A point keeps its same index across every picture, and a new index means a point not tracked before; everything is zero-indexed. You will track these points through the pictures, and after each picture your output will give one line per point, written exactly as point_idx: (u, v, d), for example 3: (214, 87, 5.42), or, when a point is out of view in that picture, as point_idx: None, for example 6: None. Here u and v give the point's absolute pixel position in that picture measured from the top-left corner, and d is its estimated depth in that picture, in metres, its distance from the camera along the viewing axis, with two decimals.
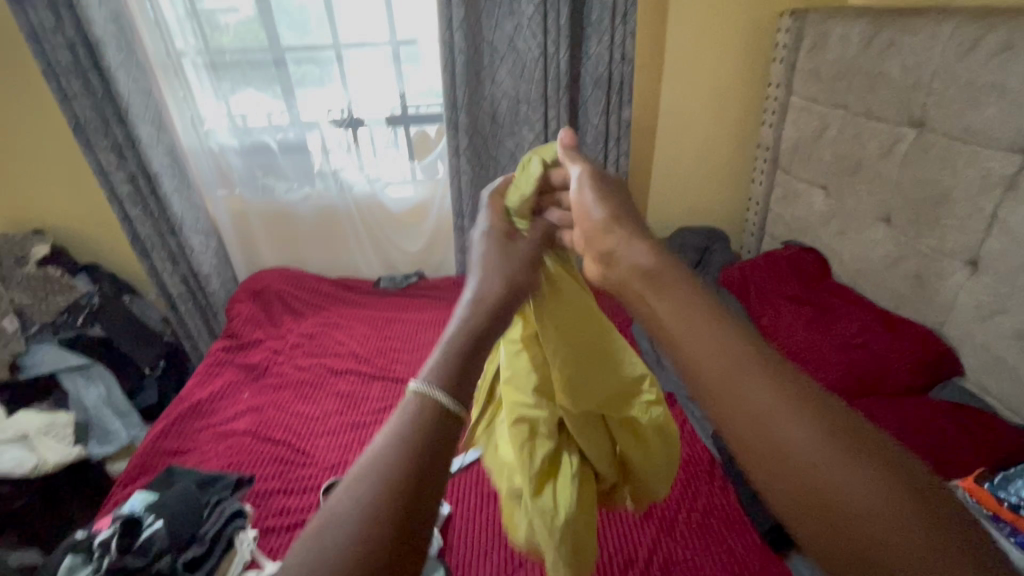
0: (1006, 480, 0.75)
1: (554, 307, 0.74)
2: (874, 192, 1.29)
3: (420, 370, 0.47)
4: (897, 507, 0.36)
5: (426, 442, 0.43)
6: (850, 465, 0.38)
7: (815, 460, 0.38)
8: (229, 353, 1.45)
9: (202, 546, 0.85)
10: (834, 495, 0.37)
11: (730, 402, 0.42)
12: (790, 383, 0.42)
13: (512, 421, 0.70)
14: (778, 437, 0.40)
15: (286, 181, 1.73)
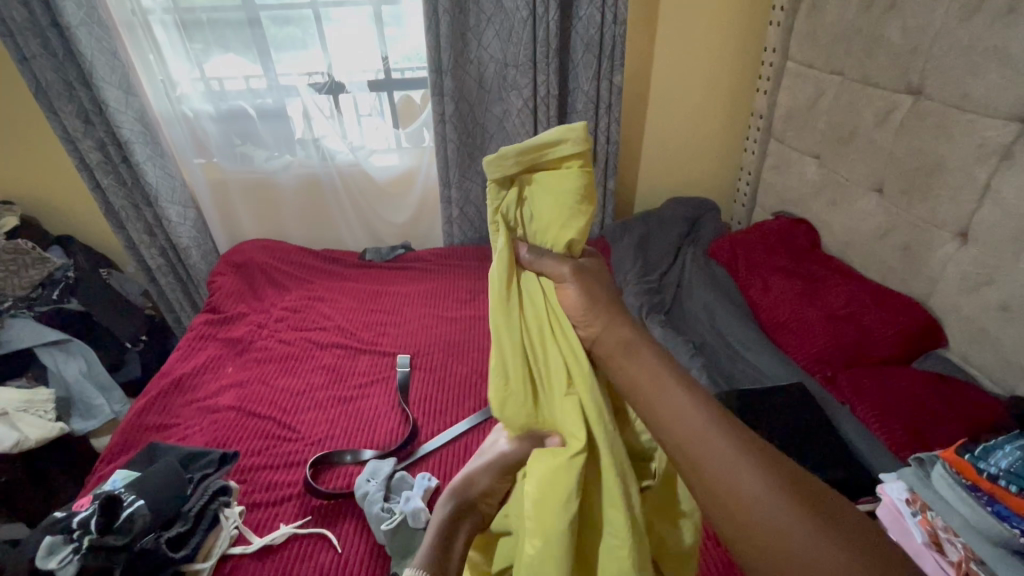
0: (985, 451, 0.74)
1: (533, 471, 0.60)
2: (867, 162, 1.27)
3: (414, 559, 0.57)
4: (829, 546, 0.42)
5: None
6: (792, 509, 0.44)
7: (747, 487, 0.46)
8: (213, 326, 1.42)
9: (187, 522, 0.84)
10: (775, 532, 0.44)
11: (691, 455, 0.49)
12: (753, 444, 0.49)
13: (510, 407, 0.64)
14: (732, 485, 0.46)
15: (265, 149, 1.67)
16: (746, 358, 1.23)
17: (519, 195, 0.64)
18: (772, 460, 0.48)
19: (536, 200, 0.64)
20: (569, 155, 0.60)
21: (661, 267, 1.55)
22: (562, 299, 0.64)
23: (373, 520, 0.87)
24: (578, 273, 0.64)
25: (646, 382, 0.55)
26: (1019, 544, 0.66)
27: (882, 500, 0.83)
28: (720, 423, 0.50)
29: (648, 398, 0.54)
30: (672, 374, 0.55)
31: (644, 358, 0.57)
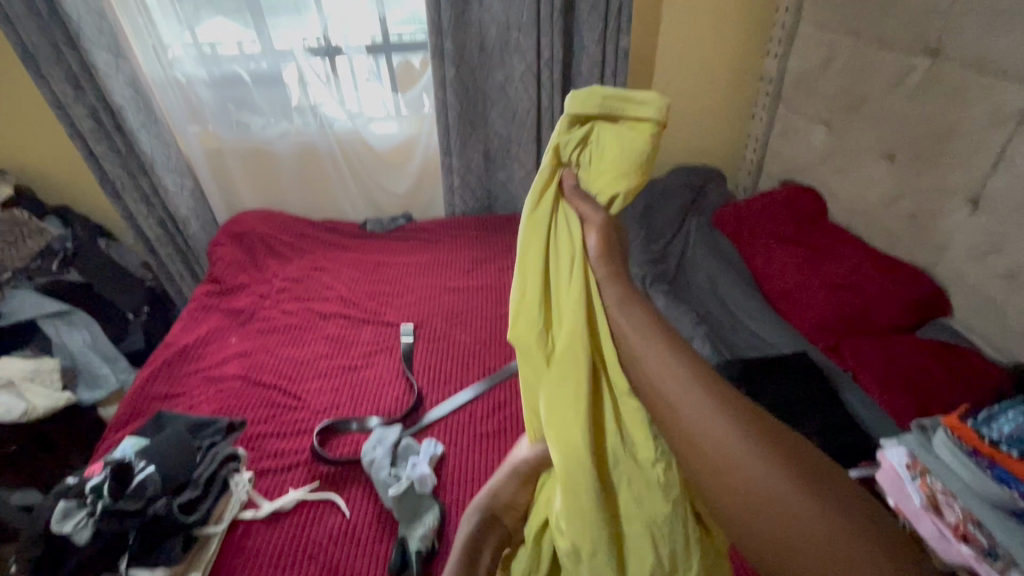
0: (989, 417, 0.75)
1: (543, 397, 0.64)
2: (878, 128, 1.24)
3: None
4: (808, 505, 0.46)
5: None
6: (781, 474, 0.48)
7: (740, 460, 0.49)
8: (214, 297, 1.41)
9: (198, 488, 0.84)
10: (756, 491, 0.48)
11: (679, 421, 0.53)
12: (750, 417, 0.51)
13: (524, 332, 0.65)
14: (718, 446, 0.50)
15: (261, 116, 1.63)
16: (749, 328, 1.23)
17: (583, 139, 0.70)
18: (768, 433, 0.50)
19: (597, 150, 0.69)
20: (642, 118, 0.67)
21: (666, 236, 1.53)
22: (588, 247, 0.65)
23: (381, 485, 0.89)
24: (606, 220, 0.66)
25: (648, 356, 0.58)
26: (1015, 506, 0.68)
27: (882, 464, 0.82)
28: (709, 388, 0.53)
29: (649, 371, 0.57)
30: (660, 335, 0.59)
31: (631, 319, 0.61)
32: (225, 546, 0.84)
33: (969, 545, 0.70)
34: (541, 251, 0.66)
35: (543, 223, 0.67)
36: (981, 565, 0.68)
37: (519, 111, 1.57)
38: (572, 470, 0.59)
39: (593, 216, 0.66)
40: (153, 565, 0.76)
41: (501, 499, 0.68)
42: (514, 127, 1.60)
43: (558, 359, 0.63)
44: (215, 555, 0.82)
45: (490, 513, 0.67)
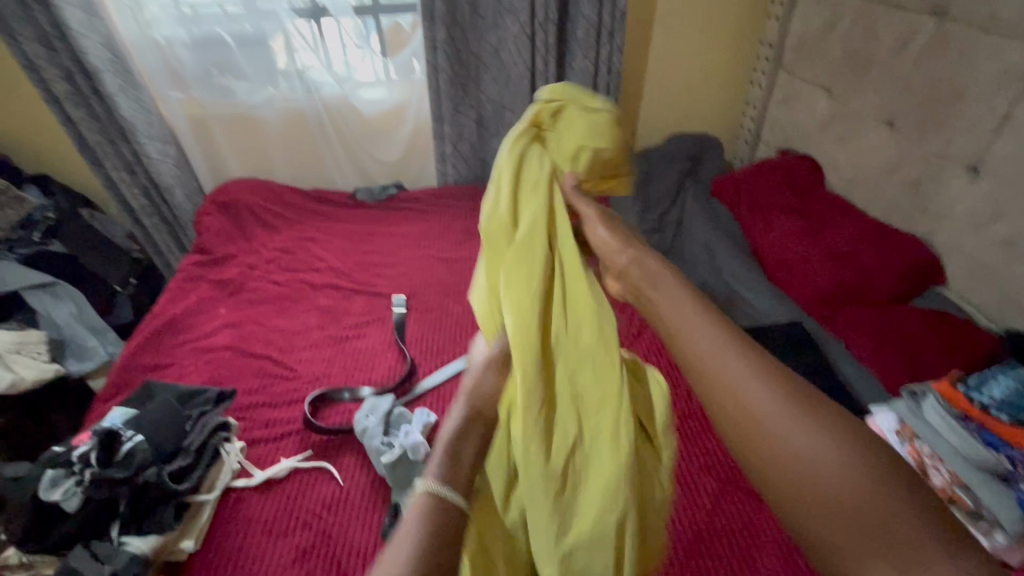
0: (980, 382, 0.76)
1: (501, 278, 0.69)
2: (881, 93, 1.22)
3: (424, 471, 0.55)
4: (846, 461, 0.46)
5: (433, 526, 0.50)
6: (810, 430, 0.48)
7: (770, 422, 0.49)
8: (201, 268, 1.38)
9: (189, 457, 0.84)
10: (790, 450, 0.48)
11: (712, 381, 0.54)
12: (780, 380, 0.52)
13: (491, 220, 0.71)
14: (749, 406, 0.51)
15: (245, 80, 1.57)
16: (744, 297, 1.22)
17: (551, 115, 0.78)
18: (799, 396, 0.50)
19: (564, 126, 0.78)
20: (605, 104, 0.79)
21: (662, 207, 1.51)
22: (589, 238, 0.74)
23: (374, 453, 0.88)
24: (604, 218, 0.74)
25: (675, 319, 0.60)
26: (1004, 468, 0.69)
27: (872, 430, 0.83)
28: (742, 350, 0.54)
29: (679, 332, 0.59)
30: (682, 293, 0.62)
31: (665, 283, 0.64)
32: (219, 514, 0.84)
33: (956, 507, 0.71)
34: (513, 168, 0.74)
35: (518, 151, 0.76)
36: (970, 525, 0.69)
37: (513, 75, 1.52)
38: (523, 326, 0.63)
39: (594, 219, 0.73)
40: (148, 532, 0.75)
41: (485, 393, 0.64)
42: (509, 93, 1.55)
43: (522, 244, 0.68)
44: (209, 522, 0.82)
45: (474, 408, 0.63)
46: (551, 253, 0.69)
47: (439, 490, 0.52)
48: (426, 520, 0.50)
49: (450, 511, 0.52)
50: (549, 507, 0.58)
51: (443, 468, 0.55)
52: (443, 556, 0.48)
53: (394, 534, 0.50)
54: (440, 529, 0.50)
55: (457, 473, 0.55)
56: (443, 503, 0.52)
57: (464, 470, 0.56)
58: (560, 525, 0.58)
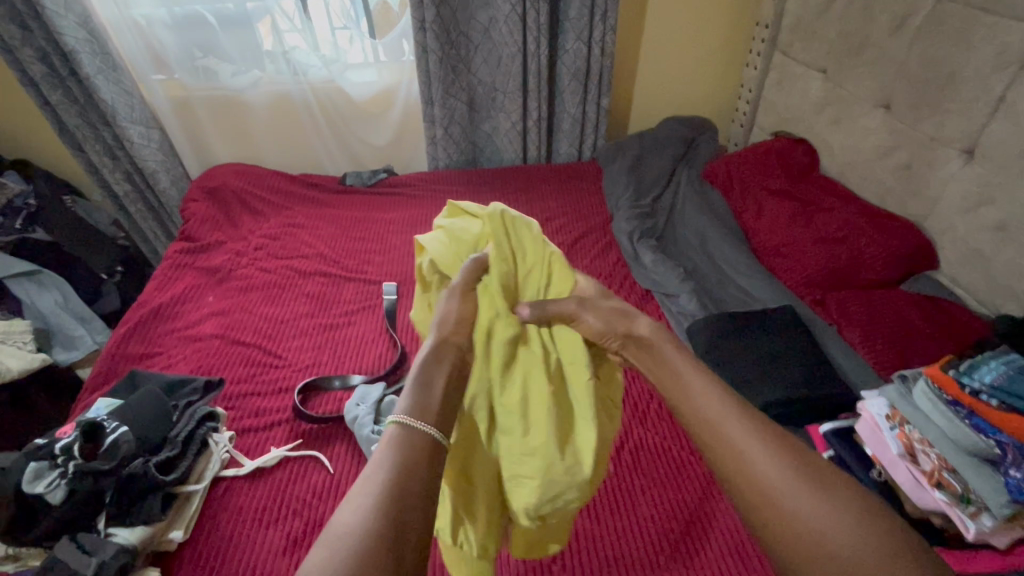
0: (970, 366, 0.74)
1: (472, 233, 0.80)
2: (877, 74, 1.20)
3: (396, 408, 0.59)
4: (854, 532, 0.50)
5: (405, 458, 0.54)
6: (818, 502, 0.53)
7: (780, 491, 0.54)
8: (188, 255, 1.35)
9: (175, 447, 0.83)
10: (796, 516, 0.53)
11: (732, 455, 0.58)
12: (789, 454, 0.57)
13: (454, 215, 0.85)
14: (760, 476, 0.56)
15: (229, 62, 1.53)
16: (735, 282, 1.22)
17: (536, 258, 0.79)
18: (809, 469, 0.55)
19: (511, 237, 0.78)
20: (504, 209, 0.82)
21: (655, 191, 1.50)
22: (578, 329, 0.73)
23: (364, 442, 0.88)
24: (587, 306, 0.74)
25: (682, 390, 0.65)
26: (989, 453, 0.69)
27: (862, 415, 0.83)
28: (747, 421, 0.60)
29: (693, 398, 0.64)
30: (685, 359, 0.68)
31: (672, 356, 0.69)
32: (207, 503, 0.83)
33: (943, 491, 0.71)
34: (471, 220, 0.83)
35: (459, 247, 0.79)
36: (954, 510, 0.70)
37: (505, 56, 1.49)
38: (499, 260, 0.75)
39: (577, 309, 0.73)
40: (134, 523, 0.74)
41: (450, 324, 0.70)
42: (500, 75, 1.52)
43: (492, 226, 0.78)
44: (198, 512, 0.82)
45: (442, 340, 0.69)
46: (524, 226, 0.79)
47: (409, 422, 0.57)
48: (396, 449, 0.55)
49: (421, 438, 0.56)
50: (521, 427, 0.66)
51: (411, 406, 0.59)
52: (419, 471, 0.53)
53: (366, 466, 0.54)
54: (415, 454, 0.55)
55: (427, 405, 0.60)
56: (415, 434, 0.56)
57: (433, 404, 0.61)
58: (529, 446, 0.65)
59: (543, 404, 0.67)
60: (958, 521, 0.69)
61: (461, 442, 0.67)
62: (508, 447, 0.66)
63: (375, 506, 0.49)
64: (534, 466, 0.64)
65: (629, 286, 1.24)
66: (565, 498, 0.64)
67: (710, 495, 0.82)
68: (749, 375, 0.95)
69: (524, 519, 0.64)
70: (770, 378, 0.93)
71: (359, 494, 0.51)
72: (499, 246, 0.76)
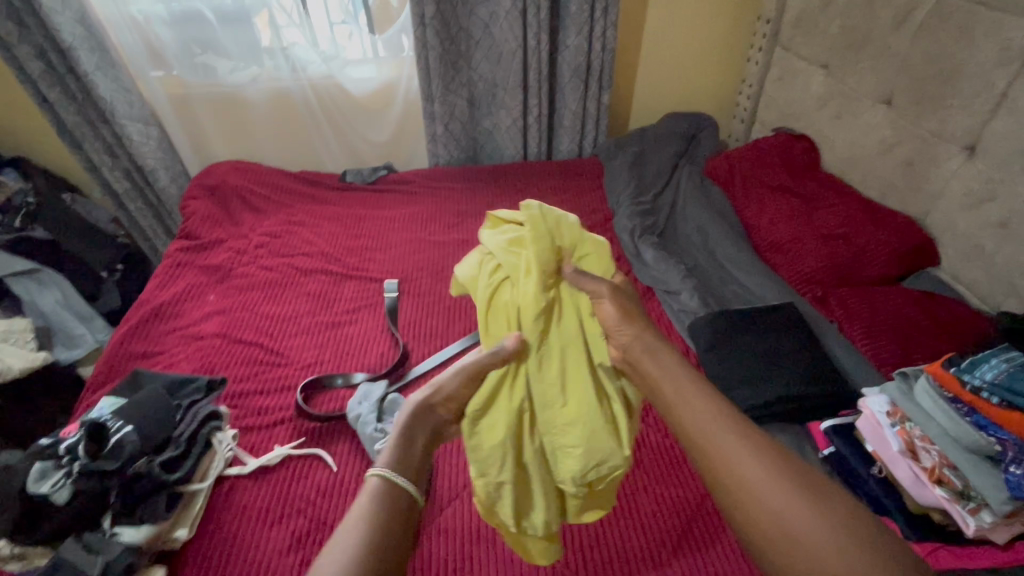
0: (971, 363, 0.74)
1: (510, 238, 0.75)
2: (879, 70, 1.20)
3: (376, 459, 0.59)
4: (838, 534, 0.48)
5: (382, 510, 0.54)
6: (802, 504, 0.51)
7: (763, 492, 0.52)
8: (189, 254, 1.35)
9: (179, 446, 0.83)
10: (779, 515, 0.51)
11: (715, 456, 0.56)
12: (773, 455, 0.55)
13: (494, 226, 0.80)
14: (747, 479, 0.54)
15: (228, 58, 1.52)
16: (737, 280, 1.22)
17: (573, 245, 0.75)
18: (793, 470, 0.54)
19: (554, 230, 0.74)
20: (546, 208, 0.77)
21: (656, 188, 1.50)
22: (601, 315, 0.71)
23: (368, 440, 0.88)
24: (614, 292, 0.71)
25: (669, 388, 0.63)
26: (991, 450, 0.69)
27: (863, 412, 0.84)
28: (738, 427, 0.57)
29: (681, 397, 0.61)
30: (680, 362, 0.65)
31: (667, 362, 0.65)
32: (213, 502, 0.84)
33: (943, 487, 0.72)
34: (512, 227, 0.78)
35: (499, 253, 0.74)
36: (954, 506, 0.70)
37: (505, 52, 1.48)
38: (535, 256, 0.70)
39: (604, 291, 0.71)
40: (140, 521, 0.74)
41: (445, 393, 0.67)
42: (500, 71, 1.52)
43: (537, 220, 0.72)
44: (202, 511, 0.82)
45: (431, 404, 0.67)
46: (562, 220, 0.75)
47: (391, 476, 0.57)
48: (375, 499, 0.55)
49: (400, 495, 0.56)
50: (561, 396, 0.68)
51: (392, 460, 0.60)
52: (394, 535, 0.53)
53: (347, 516, 0.54)
54: (393, 510, 0.55)
55: (408, 460, 0.61)
56: (395, 488, 0.56)
57: (415, 458, 0.62)
58: (569, 414, 0.68)
59: (577, 375, 0.70)
60: (958, 517, 0.70)
61: (508, 422, 0.67)
62: (552, 417, 0.68)
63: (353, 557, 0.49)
64: (574, 435, 0.67)
65: (630, 283, 1.24)
66: (609, 465, 0.66)
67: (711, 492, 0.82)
68: (751, 372, 0.95)
69: (572, 486, 0.67)
70: (772, 376, 0.94)
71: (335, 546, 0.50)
72: (536, 239, 0.71)
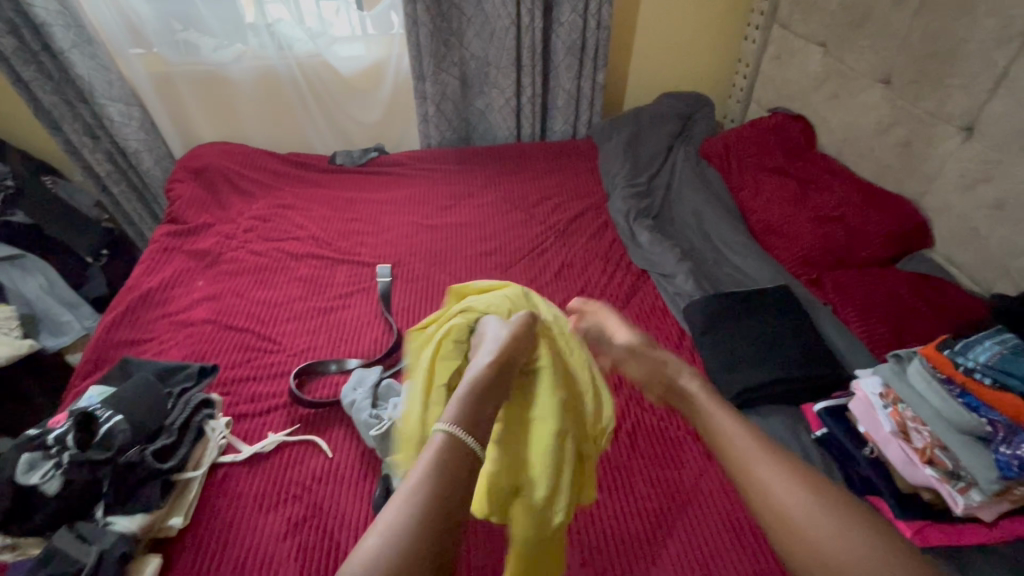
0: (965, 346, 0.75)
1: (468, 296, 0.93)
2: (878, 48, 1.18)
3: (442, 414, 0.61)
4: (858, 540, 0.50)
5: (447, 470, 0.55)
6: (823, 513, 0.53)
7: (785, 504, 0.55)
8: (176, 238, 1.32)
9: (172, 435, 0.82)
10: (799, 523, 0.53)
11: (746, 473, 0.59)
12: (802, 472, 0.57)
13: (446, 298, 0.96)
14: (779, 503, 0.55)
15: (211, 36, 1.47)
16: (732, 262, 1.21)
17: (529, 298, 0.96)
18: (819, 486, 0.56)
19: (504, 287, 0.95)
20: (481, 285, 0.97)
21: (651, 170, 1.48)
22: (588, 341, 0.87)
23: (362, 426, 0.87)
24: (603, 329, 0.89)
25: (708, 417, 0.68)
26: (983, 431, 0.69)
27: (856, 395, 0.84)
28: (783, 468, 0.58)
29: (715, 424, 0.66)
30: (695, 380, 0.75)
31: (715, 415, 0.67)
32: (207, 490, 0.83)
33: (934, 468, 0.73)
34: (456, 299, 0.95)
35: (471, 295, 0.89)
36: (944, 486, 0.71)
37: (498, 30, 1.44)
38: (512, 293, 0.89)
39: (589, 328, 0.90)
40: (133, 511, 0.74)
41: (512, 348, 0.73)
42: (492, 49, 1.48)
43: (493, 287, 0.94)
44: (197, 498, 0.81)
45: (506, 360, 0.71)
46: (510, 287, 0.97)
47: (458, 431, 0.58)
48: (440, 453, 0.56)
49: (467, 452, 0.57)
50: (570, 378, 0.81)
51: (458, 416, 0.61)
52: (460, 490, 0.54)
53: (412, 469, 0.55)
54: (458, 465, 0.55)
55: (472, 416, 0.62)
56: (462, 444, 0.58)
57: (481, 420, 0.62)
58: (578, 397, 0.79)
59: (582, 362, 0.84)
60: (948, 496, 0.71)
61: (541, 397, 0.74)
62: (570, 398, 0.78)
63: (414, 517, 0.50)
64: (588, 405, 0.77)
65: (626, 267, 1.24)
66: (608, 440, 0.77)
67: (706, 472, 0.83)
68: (747, 355, 0.95)
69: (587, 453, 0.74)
70: (768, 358, 0.94)
71: (395, 506, 0.51)
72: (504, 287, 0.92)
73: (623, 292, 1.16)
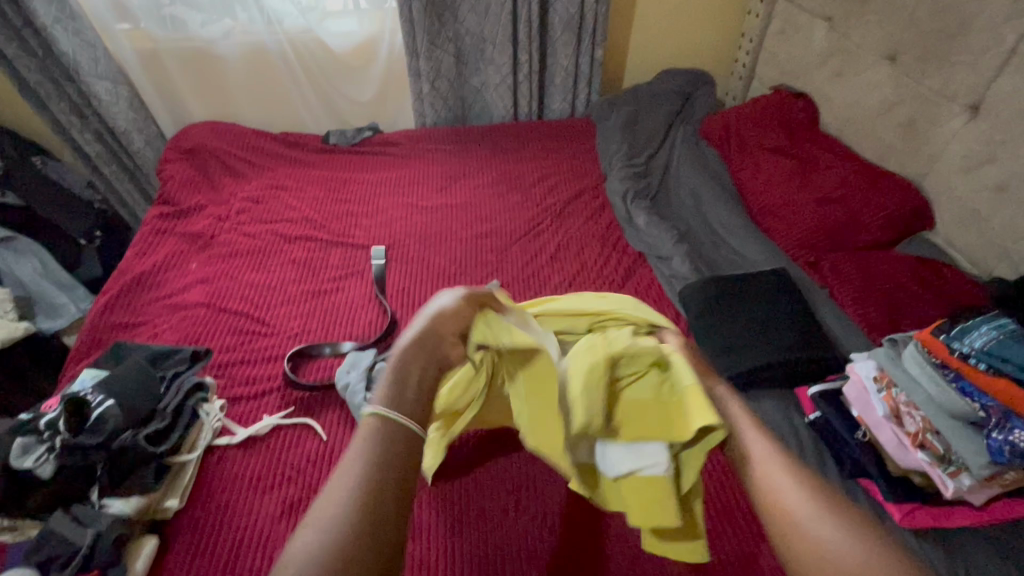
0: (962, 331, 0.73)
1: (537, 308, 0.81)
2: (884, 23, 1.14)
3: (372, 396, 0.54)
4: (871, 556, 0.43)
5: (384, 451, 0.49)
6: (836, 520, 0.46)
7: (797, 511, 0.47)
8: (168, 220, 1.31)
9: (165, 419, 0.82)
10: (813, 534, 0.45)
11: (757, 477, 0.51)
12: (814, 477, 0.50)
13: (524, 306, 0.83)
14: (787, 505, 0.48)
15: (198, 10, 1.43)
16: (729, 245, 1.20)
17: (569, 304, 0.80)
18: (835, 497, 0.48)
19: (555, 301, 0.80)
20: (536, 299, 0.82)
21: (649, 149, 1.45)
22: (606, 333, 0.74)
23: (356, 409, 0.88)
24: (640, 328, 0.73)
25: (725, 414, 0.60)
26: (975, 417, 0.69)
27: (851, 378, 0.84)
28: (793, 470, 0.50)
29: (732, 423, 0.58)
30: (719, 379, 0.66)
31: (732, 407, 0.61)
32: (204, 470, 0.84)
33: (925, 452, 0.73)
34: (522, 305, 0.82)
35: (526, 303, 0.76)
36: (935, 470, 0.72)
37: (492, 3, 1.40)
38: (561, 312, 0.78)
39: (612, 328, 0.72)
40: (130, 493, 0.74)
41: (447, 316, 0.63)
42: (486, 24, 1.44)
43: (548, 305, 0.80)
44: (192, 480, 0.82)
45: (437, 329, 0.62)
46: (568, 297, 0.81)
47: (388, 412, 0.52)
48: (373, 441, 0.50)
49: (400, 432, 0.51)
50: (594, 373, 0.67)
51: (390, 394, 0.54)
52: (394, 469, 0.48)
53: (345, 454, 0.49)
54: (393, 441, 0.50)
55: (407, 395, 0.54)
56: (392, 424, 0.51)
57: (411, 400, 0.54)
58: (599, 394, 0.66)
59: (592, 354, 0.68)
60: (937, 480, 0.72)
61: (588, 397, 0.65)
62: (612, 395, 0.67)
63: (352, 499, 0.45)
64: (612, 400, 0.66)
65: (623, 248, 1.22)
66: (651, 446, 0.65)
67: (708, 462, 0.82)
68: (742, 339, 0.95)
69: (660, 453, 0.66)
70: (763, 342, 0.93)
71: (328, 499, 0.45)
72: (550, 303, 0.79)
73: (619, 274, 1.15)
